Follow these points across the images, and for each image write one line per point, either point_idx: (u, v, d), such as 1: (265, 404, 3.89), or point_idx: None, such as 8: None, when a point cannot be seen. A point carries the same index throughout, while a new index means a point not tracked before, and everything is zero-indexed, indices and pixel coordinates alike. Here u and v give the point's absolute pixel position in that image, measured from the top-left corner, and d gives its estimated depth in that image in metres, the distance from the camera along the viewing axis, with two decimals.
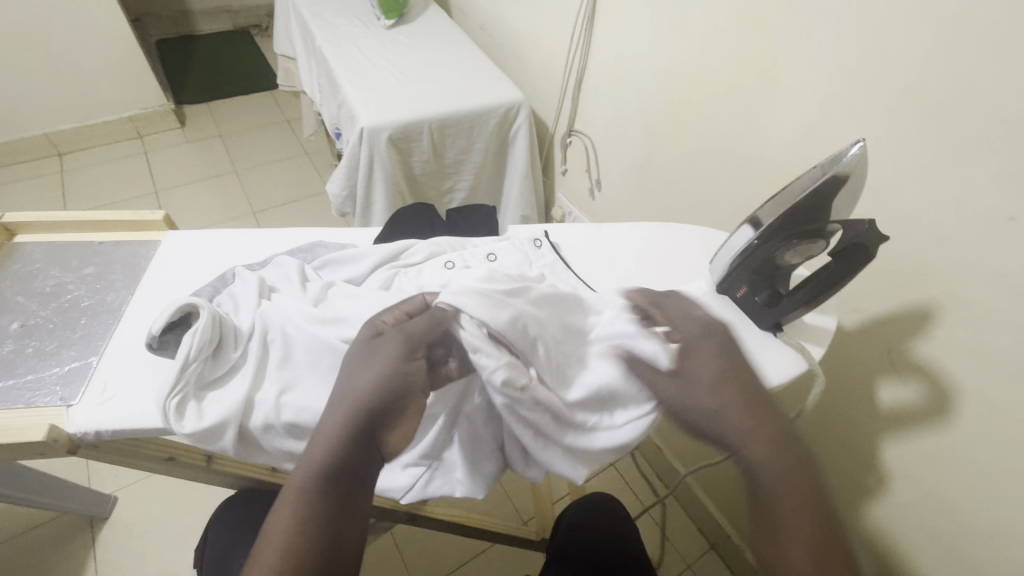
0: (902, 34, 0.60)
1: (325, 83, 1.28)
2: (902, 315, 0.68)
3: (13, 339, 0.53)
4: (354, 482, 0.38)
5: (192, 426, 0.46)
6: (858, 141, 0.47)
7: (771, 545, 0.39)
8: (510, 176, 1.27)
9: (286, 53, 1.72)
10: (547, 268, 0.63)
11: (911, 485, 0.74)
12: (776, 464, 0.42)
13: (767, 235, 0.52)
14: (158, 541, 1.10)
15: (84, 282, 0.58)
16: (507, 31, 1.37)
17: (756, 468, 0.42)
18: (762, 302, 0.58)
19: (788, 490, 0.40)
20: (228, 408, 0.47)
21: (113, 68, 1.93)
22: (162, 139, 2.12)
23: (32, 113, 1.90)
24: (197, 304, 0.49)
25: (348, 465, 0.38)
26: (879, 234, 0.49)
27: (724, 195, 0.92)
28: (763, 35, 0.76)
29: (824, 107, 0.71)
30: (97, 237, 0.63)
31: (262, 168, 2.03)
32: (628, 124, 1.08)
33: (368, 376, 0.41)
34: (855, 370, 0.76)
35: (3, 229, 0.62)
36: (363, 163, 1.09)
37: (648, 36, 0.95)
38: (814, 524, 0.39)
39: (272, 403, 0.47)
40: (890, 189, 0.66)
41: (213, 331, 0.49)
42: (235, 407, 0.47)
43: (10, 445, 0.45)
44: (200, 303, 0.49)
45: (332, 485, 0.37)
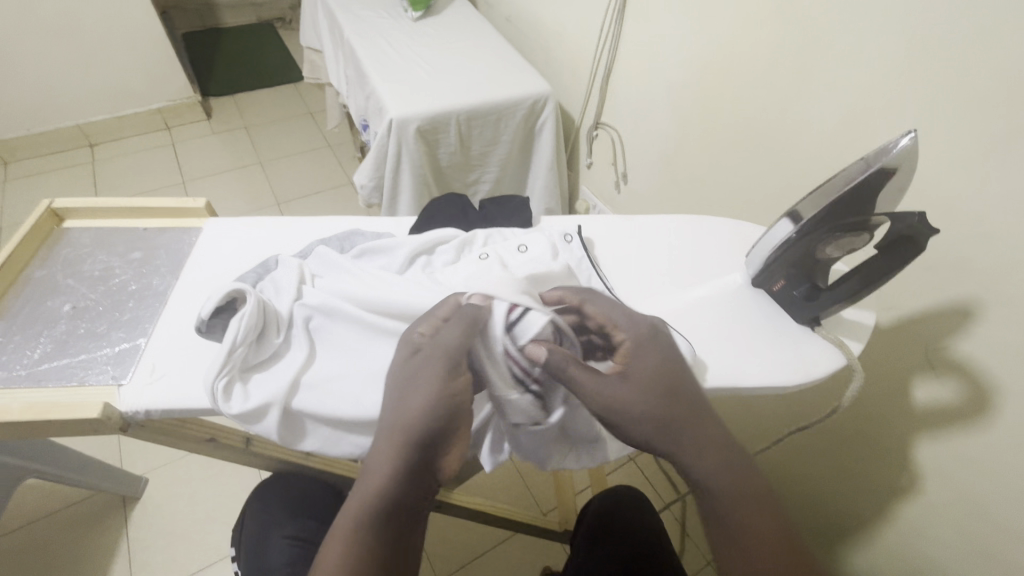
0: (951, 24, 0.59)
1: (353, 75, 1.29)
2: (941, 313, 0.66)
3: (65, 321, 0.55)
4: (410, 508, 0.42)
5: (239, 407, 0.47)
6: (909, 132, 0.45)
7: (732, 545, 0.43)
8: (535, 168, 1.27)
9: (311, 45, 1.74)
10: (573, 264, 0.60)
11: (944, 488, 0.72)
12: (730, 472, 0.45)
13: (808, 229, 0.52)
14: (189, 521, 1.13)
15: (130, 266, 0.60)
16: (534, 23, 1.36)
17: (706, 477, 0.45)
18: (800, 295, 0.57)
19: (739, 498, 0.44)
20: (275, 391, 0.48)
21: (143, 60, 1.97)
22: (189, 131, 2.16)
23: (66, 104, 1.95)
24: (243, 289, 0.51)
25: (406, 492, 0.42)
26: (930, 227, 0.48)
27: (755, 189, 0.91)
28: (800, 26, 0.74)
29: (864, 100, 0.70)
30: (142, 224, 0.65)
31: (286, 159, 2.06)
32: (656, 116, 1.08)
33: (412, 402, 0.43)
34: (889, 368, 0.74)
35: (52, 214, 0.64)
36: (391, 154, 1.10)
37: (680, 27, 0.94)
38: (761, 524, 0.43)
39: (318, 387, 0.49)
40: (932, 184, 0.64)
41: (258, 316, 0.50)
42: (281, 390, 0.48)
43: (67, 422, 0.47)
44: (247, 289, 0.50)
45: (392, 513, 0.41)
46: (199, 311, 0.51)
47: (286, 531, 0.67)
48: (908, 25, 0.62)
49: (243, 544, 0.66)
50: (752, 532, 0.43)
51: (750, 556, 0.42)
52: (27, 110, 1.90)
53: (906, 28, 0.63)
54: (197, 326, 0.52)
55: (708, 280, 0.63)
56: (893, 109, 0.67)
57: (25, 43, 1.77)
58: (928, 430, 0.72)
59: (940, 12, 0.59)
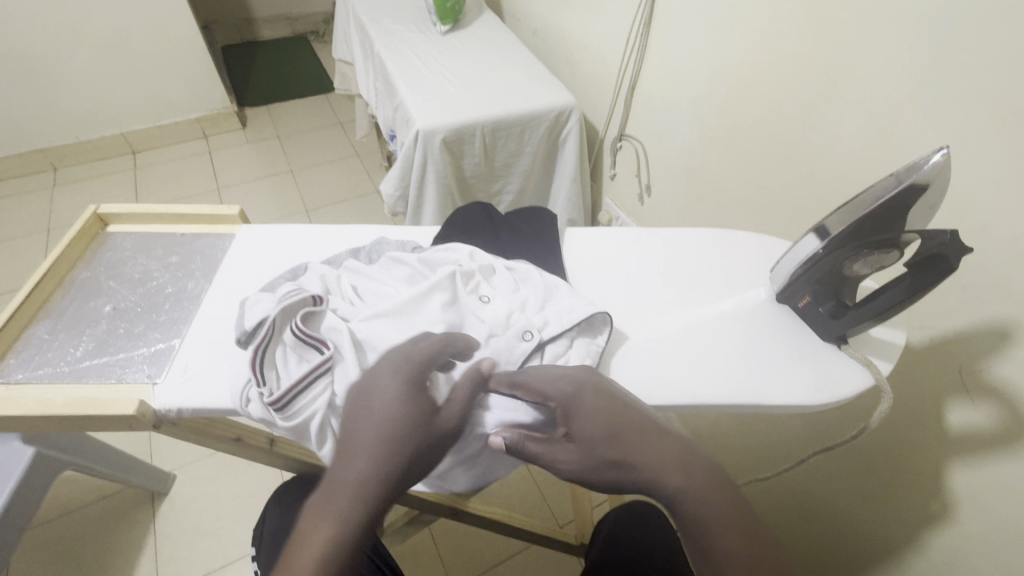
0: (986, 38, 0.57)
1: (382, 87, 1.32)
2: (978, 333, 0.64)
3: (107, 320, 0.58)
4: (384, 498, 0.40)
5: (262, 413, 0.49)
6: (941, 148, 0.44)
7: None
8: (558, 179, 1.29)
9: (343, 58, 1.79)
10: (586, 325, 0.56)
11: (979, 517, 0.70)
12: (699, 503, 0.39)
13: (835, 245, 0.51)
14: (213, 518, 1.16)
15: (168, 270, 0.63)
16: (561, 35, 1.38)
17: (676, 505, 0.40)
18: (827, 313, 0.56)
19: (708, 509, 0.39)
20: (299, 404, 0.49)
21: (184, 71, 2.06)
22: (225, 140, 2.24)
23: (113, 113, 2.06)
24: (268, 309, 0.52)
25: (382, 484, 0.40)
26: (963, 246, 0.46)
27: (780, 203, 0.90)
28: (830, 40, 0.74)
29: (894, 116, 0.69)
30: (180, 229, 0.68)
31: (316, 168, 2.11)
32: (681, 130, 1.08)
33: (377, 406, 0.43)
34: (921, 390, 0.73)
35: (98, 219, 0.67)
36: (417, 164, 1.12)
37: (707, 40, 0.94)
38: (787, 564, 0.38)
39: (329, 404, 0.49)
40: (966, 204, 0.63)
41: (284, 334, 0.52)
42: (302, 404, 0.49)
43: (104, 418, 0.49)
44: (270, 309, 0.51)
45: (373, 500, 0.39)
46: (241, 323, 0.53)
47: None
48: (943, 40, 0.61)
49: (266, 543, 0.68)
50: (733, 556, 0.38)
51: None
52: (76, 118, 2.01)
53: (940, 44, 0.62)
54: (237, 337, 0.54)
55: (731, 294, 0.63)
56: (926, 123, 0.65)
57: (77, 58, 1.88)
58: (962, 456, 0.69)
59: (974, 27, 0.58)
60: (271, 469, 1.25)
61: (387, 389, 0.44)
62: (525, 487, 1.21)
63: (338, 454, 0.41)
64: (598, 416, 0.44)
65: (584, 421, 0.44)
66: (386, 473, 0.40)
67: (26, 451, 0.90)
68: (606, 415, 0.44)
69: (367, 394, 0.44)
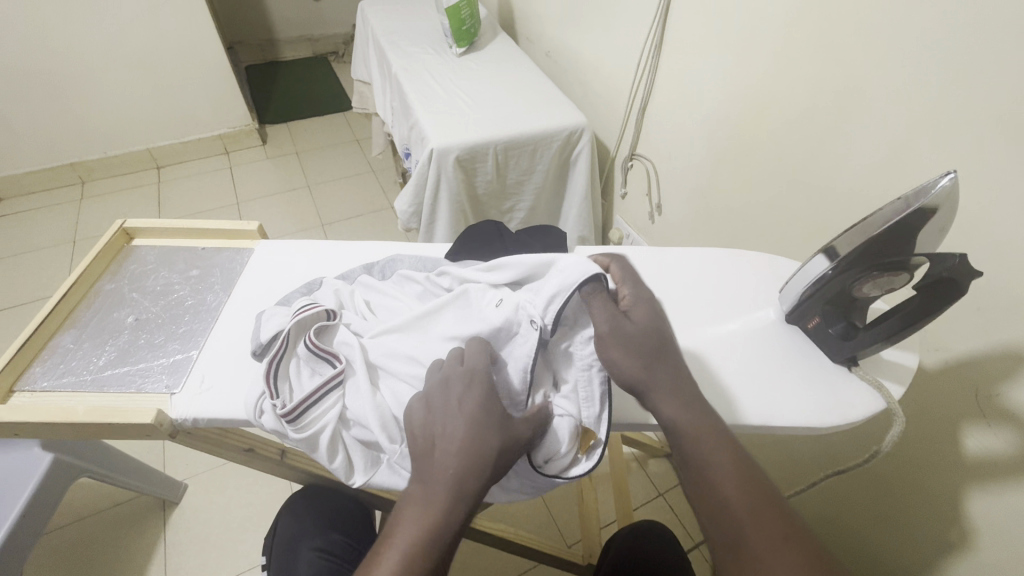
0: (995, 63, 0.58)
1: (398, 107, 1.36)
2: (995, 357, 0.64)
3: (129, 330, 0.60)
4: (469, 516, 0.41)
5: (273, 425, 0.50)
6: (949, 171, 0.44)
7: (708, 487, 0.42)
8: (569, 197, 1.30)
9: (361, 78, 1.85)
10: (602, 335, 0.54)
11: (1000, 544, 0.68)
12: (690, 417, 0.45)
13: (843, 266, 0.51)
14: (222, 529, 1.17)
15: (189, 282, 0.65)
16: (573, 57, 1.41)
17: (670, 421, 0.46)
18: (837, 334, 0.56)
19: (698, 433, 0.44)
20: (312, 416, 0.50)
21: (209, 89, 2.14)
22: (245, 156, 2.31)
23: (140, 130, 2.13)
24: (283, 325, 0.53)
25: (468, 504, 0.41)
26: (974, 270, 0.45)
27: (791, 224, 0.90)
28: (840, 64, 0.75)
29: (903, 139, 0.69)
30: (201, 244, 0.70)
31: (333, 184, 2.16)
32: (692, 150, 1.09)
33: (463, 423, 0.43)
34: (937, 414, 0.72)
35: (123, 233, 0.70)
36: (431, 181, 1.14)
37: (717, 63, 0.96)
38: (758, 500, 0.40)
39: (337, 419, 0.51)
40: (978, 227, 0.63)
41: (300, 350, 0.53)
42: (314, 418, 0.50)
43: (123, 426, 0.51)
44: (285, 324, 0.53)
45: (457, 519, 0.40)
46: (257, 335, 0.55)
47: (315, 542, 0.68)
48: (951, 64, 0.62)
49: (273, 551, 0.68)
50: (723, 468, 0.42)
51: (728, 501, 0.40)
52: (104, 133, 2.08)
53: (949, 67, 0.62)
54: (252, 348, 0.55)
55: (740, 314, 0.63)
56: (936, 145, 0.66)
57: (109, 76, 1.96)
58: (982, 481, 0.68)
59: (983, 52, 0.59)
60: (281, 480, 1.26)
61: (465, 398, 0.44)
62: (533, 504, 1.20)
63: (428, 469, 0.42)
64: (634, 333, 0.49)
65: (630, 327, 0.50)
66: (463, 486, 0.41)
67: (45, 456, 0.93)
68: (645, 336, 0.49)
69: (450, 401, 0.45)
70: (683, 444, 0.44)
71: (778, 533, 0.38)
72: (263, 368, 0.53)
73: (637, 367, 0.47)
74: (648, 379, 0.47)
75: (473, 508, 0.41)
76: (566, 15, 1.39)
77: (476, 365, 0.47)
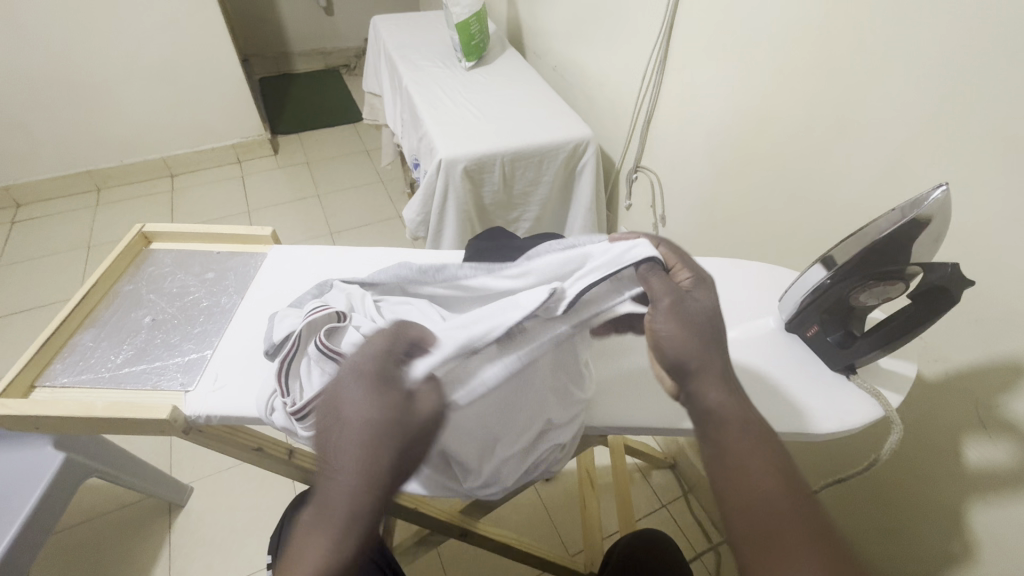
0: (989, 81, 0.60)
1: (408, 118, 1.39)
2: (994, 369, 0.64)
3: (146, 330, 0.62)
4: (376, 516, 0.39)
5: (283, 424, 0.52)
6: (941, 184, 0.46)
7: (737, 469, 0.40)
8: (575, 208, 1.32)
9: (372, 90, 1.89)
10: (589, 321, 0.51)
11: (1004, 557, 0.68)
12: (729, 403, 0.44)
13: (840, 275, 0.52)
14: (225, 533, 1.18)
15: (204, 284, 0.67)
16: (579, 72, 1.44)
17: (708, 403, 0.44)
18: (835, 342, 0.57)
19: (733, 419, 0.43)
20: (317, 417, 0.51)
21: (224, 100, 2.19)
22: (257, 165, 2.35)
23: (156, 139, 2.18)
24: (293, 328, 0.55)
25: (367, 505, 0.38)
26: (966, 280, 0.47)
27: (792, 236, 0.92)
28: (840, 81, 0.77)
29: (902, 154, 0.71)
30: (216, 248, 0.73)
31: (342, 194, 2.20)
32: (695, 163, 1.11)
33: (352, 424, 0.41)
34: (938, 425, 0.72)
35: (142, 236, 0.72)
36: (439, 191, 1.17)
37: (720, 79, 0.98)
38: (789, 487, 0.39)
39: None
40: (975, 240, 0.64)
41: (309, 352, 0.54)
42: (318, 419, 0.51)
43: (139, 421, 0.52)
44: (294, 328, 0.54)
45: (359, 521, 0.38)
46: (270, 336, 0.57)
47: None
48: (947, 82, 0.64)
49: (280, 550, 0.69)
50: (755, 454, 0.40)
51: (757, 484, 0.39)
52: (121, 142, 2.13)
53: (945, 85, 0.64)
54: (265, 348, 0.57)
55: (740, 322, 0.64)
56: (935, 159, 0.67)
57: (128, 87, 2.02)
58: (984, 493, 0.69)
59: (977, 71, 0.61)
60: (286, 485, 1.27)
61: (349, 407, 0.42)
62: (535, 513, 1.21)
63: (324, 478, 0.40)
64: (699, 310, 0.48)
65: (692, 306, 0.48)
66: (357, 490, 0.38)
67: (58, 454, 0.95)
68: (709, 318, 0.48)
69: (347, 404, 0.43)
70: (719, 426, 0.43)
71: (804, 534, 0.36)
72: (274, 369, 0.54)
73: (695, 347, 0.46)
74: (700, 362, 0.45)
75: (374, 510, 0.39)
76: (573, 31, 1.42)
77: (367, 357, 0.46)
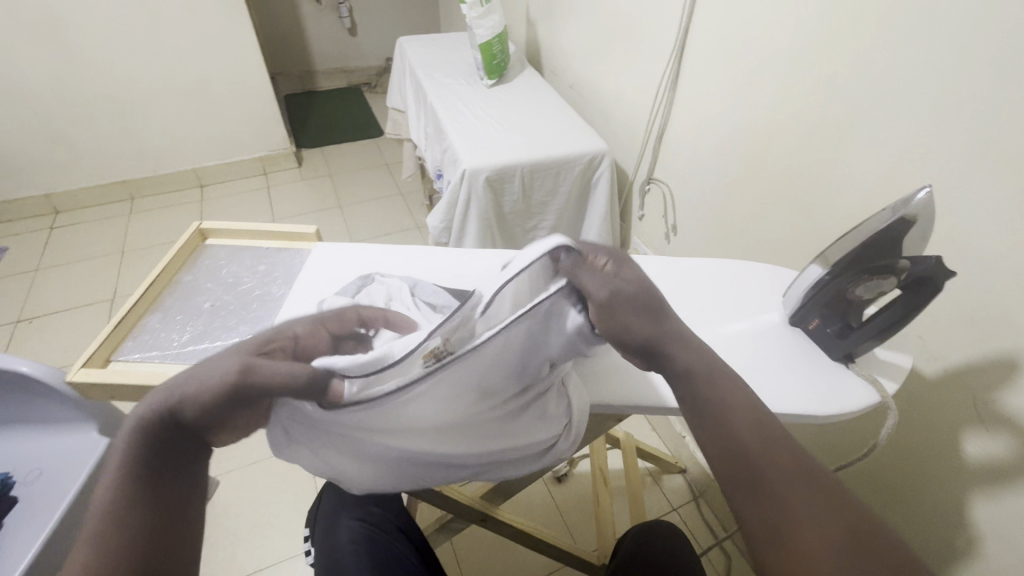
0: (976, 98, 0.65)
1: (432, 132, 1.47)
2: (990, 365, 0.69)
3: (206, 315, 0.69)
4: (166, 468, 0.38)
5: None
6: (926, 186, 0.51)
7: (723, 432, 0.42)
8: (590, 218, 1.38)
9: (396, 106, 1.98)
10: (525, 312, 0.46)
11: (1007, 548, 0.72)
12: (697, 365, 0.45)
13: (836, 270, 0.57)
14: (250, 524, 1.23)
15: (256, 276, 0.74)
16: (594, 89, 1.52)
17: (684, 369, 0.45)
18: (834, 333, 0.62)
19: (711, 382, 0.44)
20: None
21: (253, 115, 2.31)
22: (282, 177, 2.46)
23: (188, 151, 2.30)
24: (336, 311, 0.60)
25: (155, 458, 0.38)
26: (948, 270, 0.52)
27: (798, 244, 0.97)
28: (841, 97, 0.83)
29: (899, 165, 0.76)
30: (265, 243, 0.79)
31: (363, 205, 2.29)
32: (705, 175, 1.17)
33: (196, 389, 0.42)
34: (939, 421, 0.76)
35: (199, 232, 0.79)
36: (463, 199, 1.24)
37: (728, 96, 1.05)
38: (766, 441, 0.41)
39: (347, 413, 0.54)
40: (970, 243, 0.69)
41: None
42: None
43: None
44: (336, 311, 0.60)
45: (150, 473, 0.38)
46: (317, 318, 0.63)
47: (354, 514, 0.73)
48: (937, 99, 0.70)
49: (318, 522, 0.75)
50: (734, 413, 0.42)
51: (744, 443, 0.40)
52: (156, 154, 2.25)
53: (938, 101, 0.70)
54: None
55: (747, 316, 0.69)
56: (930, 168, 0.73)
57: (166, 102, 2.14)
58: (985, 486, 0.72)
59: (965, 89, 0.66)
60: (309, 479, 1.32)
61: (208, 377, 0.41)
62: (548, 512, 1.25)
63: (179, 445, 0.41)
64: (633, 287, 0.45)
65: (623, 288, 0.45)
66: (155, 449, 0.39)
67: (102, 440, 1.02)
68: (640, 296, 0.45)
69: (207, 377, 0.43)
70: (696, 393, 0.44)
71: (793, 485, 0.38)
72: None
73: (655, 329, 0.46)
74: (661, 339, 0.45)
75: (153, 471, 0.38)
76: (589, 51, 1.50)
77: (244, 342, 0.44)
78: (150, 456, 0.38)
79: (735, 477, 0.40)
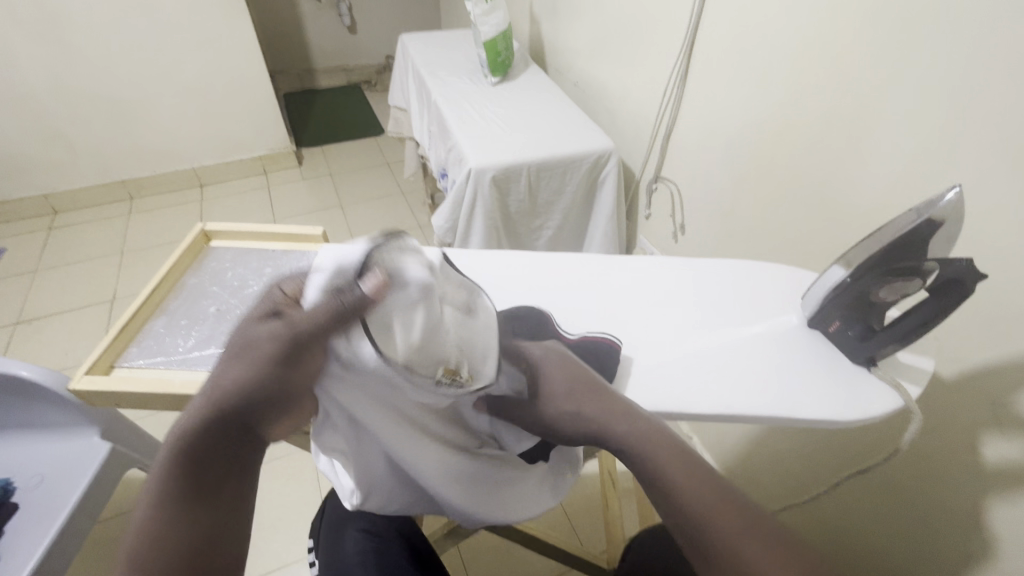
0: (996, 96, 0.64)
1: (436, 131, 1.46)
2: (1009, 367, 0.67)
3: (212, 319, 0.67)
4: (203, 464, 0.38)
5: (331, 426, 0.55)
6: (955, 187, 0.50)
7: (671, 503, 0.43)
8: (596, 217, 1.37)
9: (398, 104, 1.96)
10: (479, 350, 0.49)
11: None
12: (630, 430, 0.47)
13: (860, 273, 0.56)
14: (254, 528, 1.22)
15: (262, 279, 0.73)
16: (599, 87, 1.50)
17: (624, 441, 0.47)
18: (856, 336, 0.61)
19: (648, 449, 0.45)
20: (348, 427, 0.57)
21: (253, 114, 2.29)
22: (282, 176, 2.44)
23: (188, 151, 2.28)
24: None
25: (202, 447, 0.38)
26: (978, 273, 0.51)
27: (809, 244, 0.95)
28: (854, 96, 0.81)
29: (915, 164, 0.75)
30: (270, 245, 0.78)
31: (364, 204, 2.27)
32: (713, 174, 1.15)
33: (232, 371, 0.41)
34: (957, 424, 0.75)
35: (203, 234, 0.78)
36: (468, 199, 1.22)
37: (738, 94, 1.03)
38: (713, 503, 0.41)
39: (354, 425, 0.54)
40: (990, 244, 0.67)
41: None
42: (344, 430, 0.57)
43: None
44: None
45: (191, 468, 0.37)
46: None
47: (360, 525, 0.72)
48: (956, 97, 0.68)
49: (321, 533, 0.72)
50: (673, 481, 0.43)
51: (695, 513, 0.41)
52: (155, 153, 2.23)
53: (956, 99, 0.68)
54: None
55: (765, 319, 0.68)
56: (946, 167, 0.71)
57: (165, 101, 2.12)
58: (1001, 490, 0.71)
59: (985, 87, 0.65)
60: (313, 482, 1.31)
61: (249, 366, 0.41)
62: (555, 515, 1.23)
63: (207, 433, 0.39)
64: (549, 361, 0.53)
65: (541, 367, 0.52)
66: (192, 441, 0.38)
67: (104, 445, 1.00)
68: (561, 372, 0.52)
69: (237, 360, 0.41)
70: (639, 466, 0.46)
71: (760, 547, 0.38)
72: None
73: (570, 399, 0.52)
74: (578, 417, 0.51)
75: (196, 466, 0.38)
76: (594, 48, 1.48)
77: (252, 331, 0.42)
78: (190, 460, 0.38)
79: (697, 555, 0.40)
